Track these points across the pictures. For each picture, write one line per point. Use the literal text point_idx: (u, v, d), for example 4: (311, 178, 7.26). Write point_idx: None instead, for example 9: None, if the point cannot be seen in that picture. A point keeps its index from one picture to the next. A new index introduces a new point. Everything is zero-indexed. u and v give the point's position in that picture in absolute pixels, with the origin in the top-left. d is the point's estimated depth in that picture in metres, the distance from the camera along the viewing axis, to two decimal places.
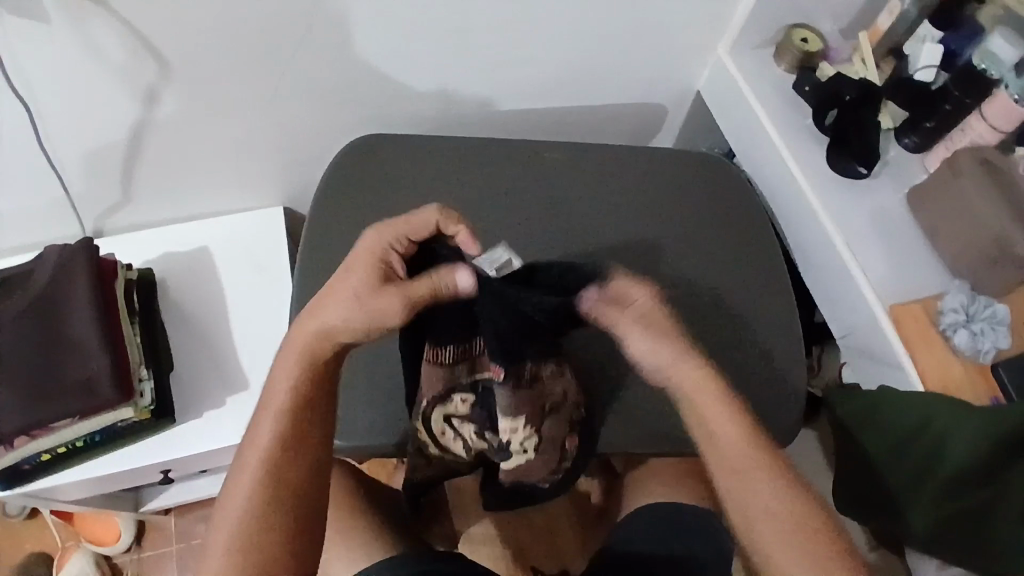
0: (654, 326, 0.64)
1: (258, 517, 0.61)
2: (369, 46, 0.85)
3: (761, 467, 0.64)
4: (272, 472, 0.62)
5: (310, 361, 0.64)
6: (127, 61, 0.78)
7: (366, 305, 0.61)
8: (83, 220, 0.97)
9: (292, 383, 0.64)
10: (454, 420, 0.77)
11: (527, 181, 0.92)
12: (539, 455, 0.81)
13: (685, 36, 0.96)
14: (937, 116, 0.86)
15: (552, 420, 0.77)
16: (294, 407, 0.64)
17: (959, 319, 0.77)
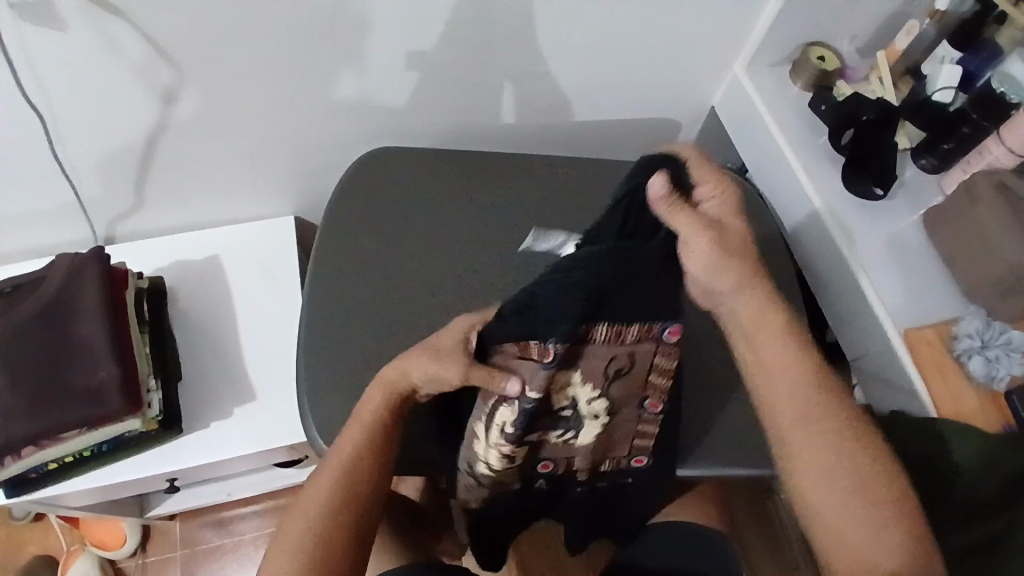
0: (726, 239, 0.64)
1: (337, 539, 0.64)
2: (384, 57, 0.85)
3: (820, 419, 0.67)
4: (352, 497, 0.66)
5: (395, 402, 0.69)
6: (141, 68, 0.78)
7: (465, 372, 0.64)
8: (94, 225, 0.97)
9: (374, 416, 0.68)
10: (495, 428, 0.67)
11: (524, 204, 0.91)
12: (617, 425, 0.72)
13: (701, 52, 0.95)
14: (955, 138, 0.85)
15: (623, 383, 0.68)
16: (377, 440, 0.68)
17: (973, 345, 0.75)
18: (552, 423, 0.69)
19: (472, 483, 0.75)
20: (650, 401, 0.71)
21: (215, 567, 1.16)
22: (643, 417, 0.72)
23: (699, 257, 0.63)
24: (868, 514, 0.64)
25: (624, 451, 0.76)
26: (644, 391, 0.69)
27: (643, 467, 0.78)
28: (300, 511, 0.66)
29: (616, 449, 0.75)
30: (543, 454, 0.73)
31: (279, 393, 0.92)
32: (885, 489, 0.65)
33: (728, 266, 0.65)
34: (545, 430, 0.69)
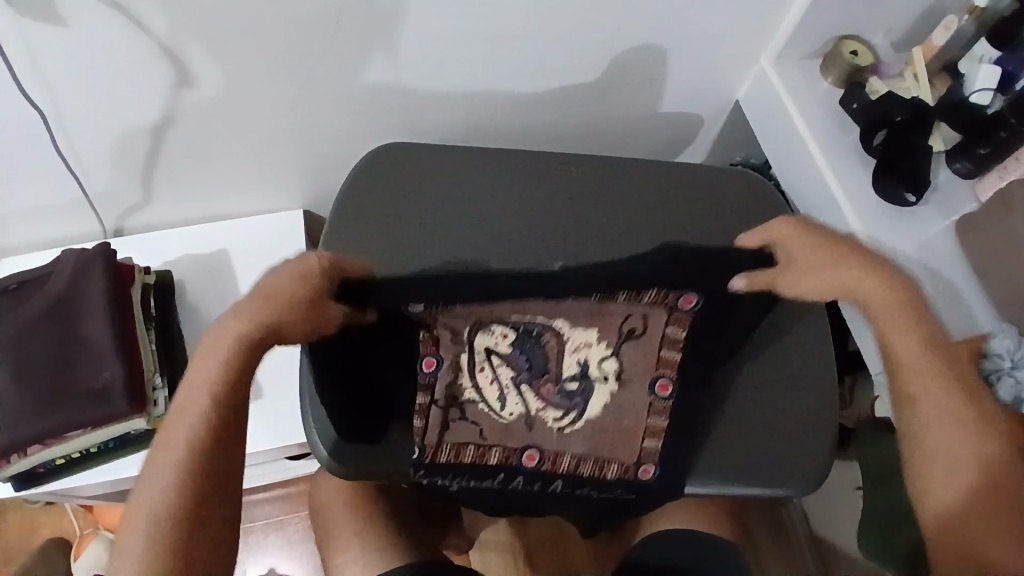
0: (803, 253, 0.72)
1: (184, 514, 0.59)
2: (395, 52, 0.82)
3: (936, 382, 0.66)
4: (193, 467, 0.61)
5: (239, 347, 0.63)
6: (145, 64, 0.75)
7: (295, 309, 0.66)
8: (102, 219, 0.96)
9: (218, 372, 0.63)
10: (496, 358, 0.76)
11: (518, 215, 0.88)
12: (616, 412, 0.76)
13: (725, 46, 0.91)
14: (992, 142, 0.79)
15: (634, 350, 0.77)
16: (221, 400, 0.63)
17: (1003, 366, 0.72)
18: (553, 391, 0.76)
19: (453, 442, 0.74)
20: (662, 383, 0.76)
21: None
22: (654, 406, 0.76)
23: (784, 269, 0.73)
24: (969, 485, 0.63)
25: (631, 460, 0.75)
26: (656, 372, 0.76)
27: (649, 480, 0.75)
28: (144, 490, 0.60)
29: (620, 448, 0.75)
30: (532, 434, 0.75)
31: (286, 392, 0.91)
32: (995, 462, 0.63)
33: (840, 266, 0.69)
34: (545, 403, 0.75)
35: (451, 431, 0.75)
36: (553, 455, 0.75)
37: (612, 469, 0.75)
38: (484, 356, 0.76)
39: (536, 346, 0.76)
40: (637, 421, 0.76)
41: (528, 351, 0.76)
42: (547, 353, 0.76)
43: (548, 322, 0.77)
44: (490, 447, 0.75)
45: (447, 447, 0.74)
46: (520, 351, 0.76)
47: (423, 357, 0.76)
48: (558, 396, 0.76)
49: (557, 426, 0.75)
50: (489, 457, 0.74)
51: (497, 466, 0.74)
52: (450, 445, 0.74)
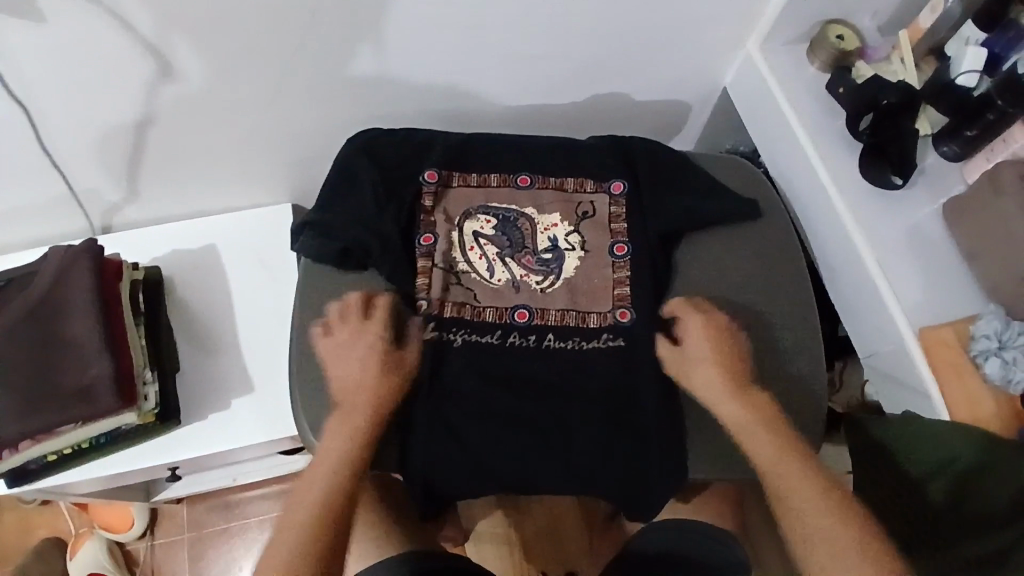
0: (693, 350, 0.78)
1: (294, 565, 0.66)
2: (378, 41, 0.81)
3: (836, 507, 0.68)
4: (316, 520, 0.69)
5: (359, 436, 0.73)
6: (126, 57, 0.75)
7: (372, 357, 0.76)
8: (89, 216, 0.96)
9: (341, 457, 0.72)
10: (482, 238, 0.85)
11: (523, 179, 0.88)
12: (586, 267, 0.84)
13: (709, 33, 0.91)
14: (979, 125, 0.80)
15: (591, 224, 0.86)
16: (341, 475, 0.71)
17: (990, 347, 0.72)
18: (532, 261, 0.85)
19: (453, 300, 0.82)
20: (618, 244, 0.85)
21: (222, 549, 1.17)
22: (616, 265, 0.84)
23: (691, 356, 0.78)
24: None
25: (607, 306, 0.82)
26: (612, 237, 0.86)
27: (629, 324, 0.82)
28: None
29: (597, 298, 0.83)
30: (518, 296, 0.83)
31: (277, 385, 0.90)
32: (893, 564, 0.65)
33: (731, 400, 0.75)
34: (527, 270, 0.84)
35: (449, 290, 0.82)
36: (540, 310, 0.82)
37: (592, 318, 0.82)
38: (468, 237, 0.85)
39: (514, 227, 0.86)
40: (605, 279, 0.84)
41: (508, 231, 0.85)
42: (522, 231, 0.85)
43: (520, 211, 0.87)
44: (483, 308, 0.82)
45: (451, 304, 0.81)
46: (502, 232, 0.85)
47: (422, 233, 0.84)
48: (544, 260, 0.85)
49: (540, 287, 0.83)
50: (484, 315, 0.82)
51: (494, 324, 0.81)
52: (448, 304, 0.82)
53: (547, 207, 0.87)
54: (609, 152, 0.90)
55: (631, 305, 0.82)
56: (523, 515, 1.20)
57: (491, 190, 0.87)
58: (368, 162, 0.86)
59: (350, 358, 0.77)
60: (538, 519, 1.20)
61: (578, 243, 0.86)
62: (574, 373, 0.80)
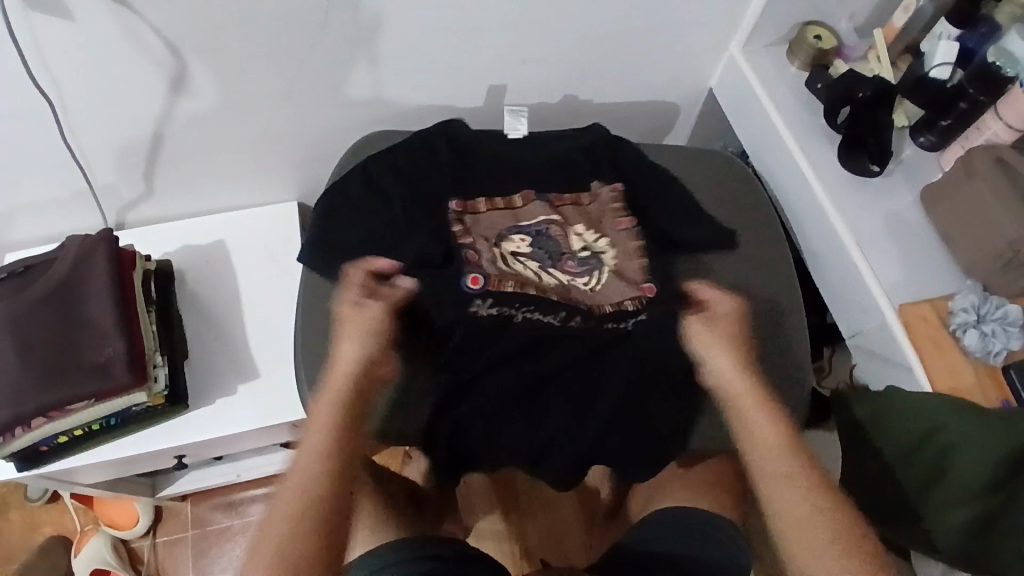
0: (717, 325, 0.79)
1: (309, 519, 0.66)
2: (382, 44, 0.86)
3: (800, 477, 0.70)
4: (323, 472, 0.68)
5: (341, 403, 0.72)
6: (148, 55, 0.80)
7: (348, 323, 0.76)
8: (104, 213, 1.00)
9: (332, 417, 0.71)
10: (518, 254, 0.83)
11: (544, 197, 0.86)
12: (623, 257, 0.84)
13: (694, 38, 0.96)
14: (954, 115, 0.84)
15: (614, 225, 0.86)
16: (336, 433, 0.71)
17: (969, 319, 0.75)
18: (573, 265, 0.83)
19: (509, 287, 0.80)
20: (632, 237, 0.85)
21: (224, 548, 1.19)
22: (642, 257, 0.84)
23: (701, 329, 0.79)
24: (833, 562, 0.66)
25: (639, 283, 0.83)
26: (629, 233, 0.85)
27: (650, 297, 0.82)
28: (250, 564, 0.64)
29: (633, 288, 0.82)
30: (558, 287, 0.82)
31: (282, 372, 0.93)
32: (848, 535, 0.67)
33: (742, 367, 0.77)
34: (572, 274, 0.83)
35: (513, 270, 0.81)
36: (569, 300, 0.81)
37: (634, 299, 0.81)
38: (514, 245, 0.83)
39: (547, 239, 0.84)
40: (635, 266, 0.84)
41: (543, 244, 0.84)
42: (554, 240, 0.84)
43: (546, 223, 0.85)
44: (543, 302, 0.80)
45: (512, 283, 0.80)
46: (537, 246, 0.84)
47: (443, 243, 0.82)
48: (584, 259, 0.84)
49: (590, 286, 0.82)
50: (549, 296, 0.80)
51: (557, 307, 0.80)
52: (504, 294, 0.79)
53: (570, 216, 0.86)
54: (595, 147, 0.90)
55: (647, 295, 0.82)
56: (523, 514, 1.21)
57: (512, 204, 0.86)
58: (375, 159, 0.88)
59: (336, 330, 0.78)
60: (540, 519, 1.21)
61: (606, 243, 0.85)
62: (538, 347, 0.80)
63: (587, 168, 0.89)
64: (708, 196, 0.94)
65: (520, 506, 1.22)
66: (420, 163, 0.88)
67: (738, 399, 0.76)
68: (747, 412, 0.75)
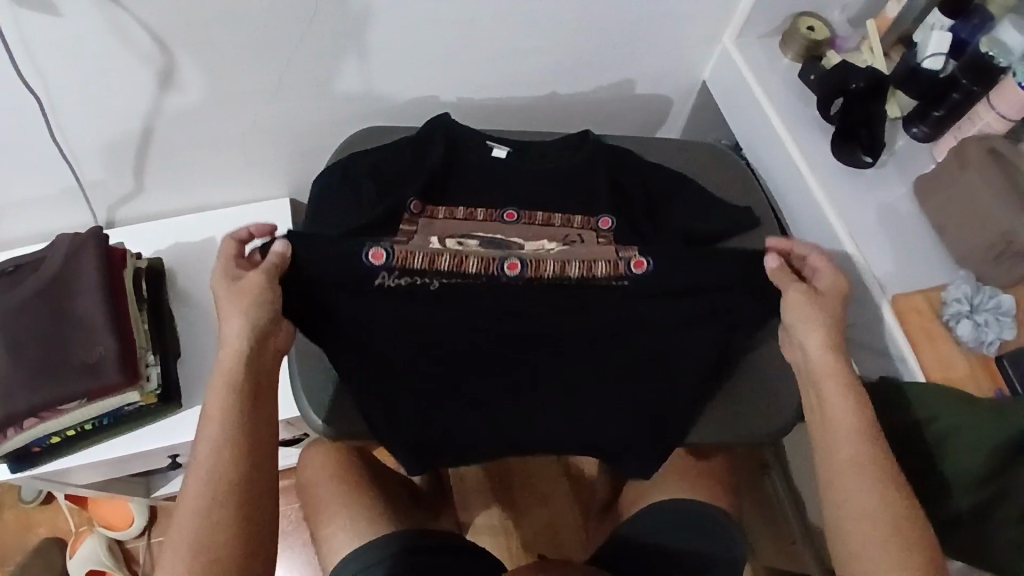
0: (825, 298, 0.72)
1: (224, 536, 0.63)
2: (374, 38, 0.85)
3: (873, 470, 0.66)
4: (223, 484, 0.64)
5: (238, 384, 0.68)
6: (136, 51, 0.79)
7: (231, 293, 0.69)
8: (94, 211, 1.00)
9: (227, 416, 0.66)
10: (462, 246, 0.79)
11: (510, 215, 0.84)
12: (586, 267, 0.79)
13: (687, 30, 0.95)
14: (946, 106, 0.84)
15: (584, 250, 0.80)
16: (238, 435, 0.66)
17: (962, 310, 0.75)
18: (518, 270, 0.77)
19: (423, 256, 0.76)
20: (634, 261, 0.78)
21: None
22: (616, 262, 0.78)
23: (799, 298, 0.72)
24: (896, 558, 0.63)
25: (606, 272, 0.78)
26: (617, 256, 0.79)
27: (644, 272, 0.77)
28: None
29: (603, 252, 0.80)
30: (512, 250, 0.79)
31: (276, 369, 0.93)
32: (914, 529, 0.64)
33: (836, 344, 0.71)
34: (515, 267, 0.77)
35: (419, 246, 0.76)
36: (535, 261, 0.78)
37: (601, 267, 0.78)
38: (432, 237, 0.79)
39: (501, 244, 0.80)
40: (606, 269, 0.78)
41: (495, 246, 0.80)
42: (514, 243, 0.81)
43: (505, 239, 0.81)
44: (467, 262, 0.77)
45: (420, 255, 0.76)
46: (487, 244, 0.80)
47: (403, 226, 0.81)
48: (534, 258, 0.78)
49: (527, 273, 0.77)
50: (468, 266, 0.77)
51: (476, 274, 0.77)
52: (422, 256, 0.76)
53: (534, 236, 0.82)
54: (595, 158, 0.86)
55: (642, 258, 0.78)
56: (520, 509, 1.22)
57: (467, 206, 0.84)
58: (362, 158, 0.87)
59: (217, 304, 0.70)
60: (537, 512, 1.21)
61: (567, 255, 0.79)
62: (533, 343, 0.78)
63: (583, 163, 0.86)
64: (715, 188, 0.94)
65: (516, 500, 1.22)
66: (405, 162, 0.86)
67: (829, 375, 0.70)
68: (824, 388, 0.70)
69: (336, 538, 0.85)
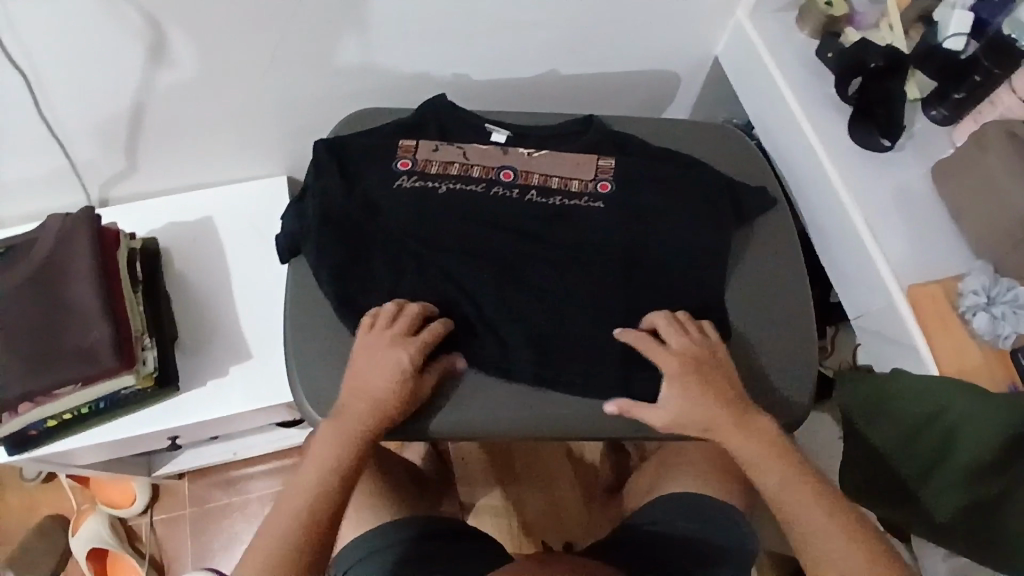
0: (678, 366, 0.73)
1: None
2: (374, 11, 0.82)
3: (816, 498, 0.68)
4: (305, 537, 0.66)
5: (358, 450, 0.70)
6: (127, 26, 0.75)
7: (401, 380, 0.71)
8: (87, 190, 0.97)
9: (332, 466, 0.69)
10: (453, 167, 0.81)
11: (507, 175, 0.82)
12: (562, 168, 0.82)
13: (699, 4, 0.91)
14: (967, 87, 0.81)
15: (558, 170, 0.82)
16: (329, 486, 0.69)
17: (979, 302, 0.73)
18: (511, 168, 0.82)
19: (441, 159, 0.82)
20: (600, 183, 0.82)
21: (224, 525, 1.19)
22: (593, 178, 0.82)
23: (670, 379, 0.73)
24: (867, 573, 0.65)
25: (585, 179, 0.82)
26: (595, 175, 0.82)
27: (608, 194, 0.81)
28: None
29: (580, 168, 0.82)
30: (507, 157, 0.83)
31: (274, 352, 0.91)
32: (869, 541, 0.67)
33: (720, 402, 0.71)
34: (511, 166, 0.82)
35: (438, 150, 0.82)
36: (524, 172, 0.82)
37: (575, 183, 0.82)
38: (441, 141, 0.83)
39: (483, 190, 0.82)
40: (581, 184, 0.82)
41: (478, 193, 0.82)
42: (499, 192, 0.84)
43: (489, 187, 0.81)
44: (473, 164, 0.82)
45: (438, 163, 0.81)
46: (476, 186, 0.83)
47: (403, 170, 0.81)
48: (524, 164, 0.82)
49: (528, 151, 0.83)
50: (472, 171, 0.81)
51: (479, 178, 0.81)
52: (438, 158, 0.82)
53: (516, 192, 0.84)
54: (599, 148, 0.84)
55: (612, 177, 0.82)
56: (523, 490, 1.21)
57: (465, 142, 0.83)
58: (356, 142, 0.83)
59: (366, 365, 0.72)
60: (540, 496, 1.21)
61: (550, 182, 0.82)
62: (541, 341, 0.76)
63: (589, 150, 0.84)
64: (725, 166, 0.90)
65: (519, 481, 1.21)
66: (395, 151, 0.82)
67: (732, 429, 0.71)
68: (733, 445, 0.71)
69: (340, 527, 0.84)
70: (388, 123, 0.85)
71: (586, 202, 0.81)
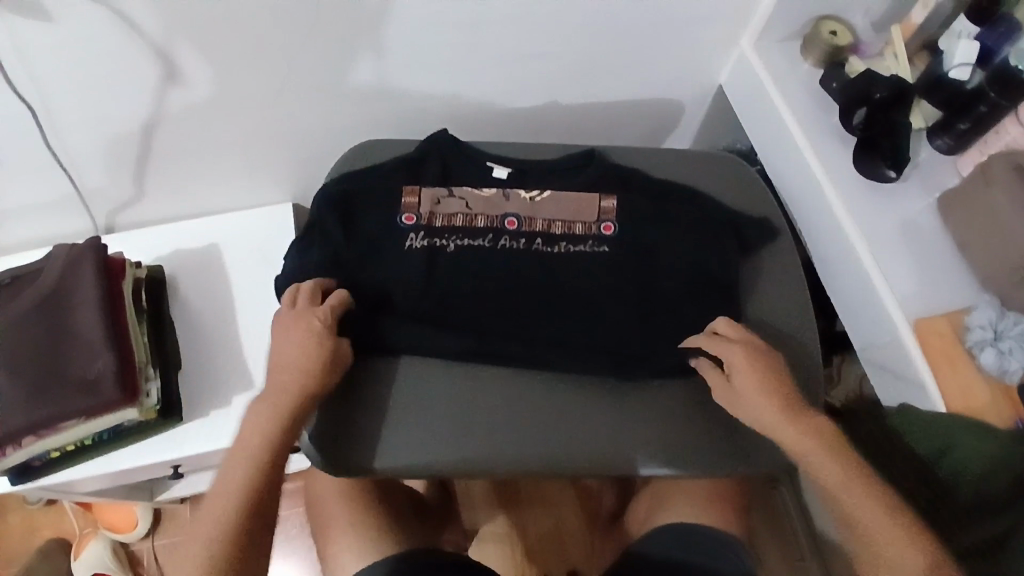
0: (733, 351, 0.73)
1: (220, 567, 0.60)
2: (382, 43, 0.82)
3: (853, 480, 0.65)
4: (248, 517, 0.63)
5: (281, 419, 0.67)
6: (132, 57, 0.76)
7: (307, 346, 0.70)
8: (93, 216, 0.98)
9: (267, 439, 0.66)
10: (456, 220, 0.81)
11: (511, 223, 0.81)
12: (566, 215, 0.81)
13: (705, 33, 0.92)
14: (971, 118, 0.80)
15: (562, 214, 0.81)
16: (268, 458, 0.66)
17: (986, 337, 0.73)
18: (516, 216, 0.81)
19: (444, 212, 0.81)
20: (604, 225, 0.81)
21: None
22: (597, 220, 0.81)
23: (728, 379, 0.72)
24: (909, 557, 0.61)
25: (588, 222, 0.81)
26: (599, 216, 0.82)
27: (611, 237, 0.81)
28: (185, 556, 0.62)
29: (583, 210, 0.82)
30: (508, 205, 0.82)
31: None
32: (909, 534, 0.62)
33: (770, 385, 0.70)
34: (515, 214, 0.81)
35: (441, 203, 0.81)
36: (529, 219, 0.81)
37: (578, 226, 0.81)
38: (444, 192, 0.81)
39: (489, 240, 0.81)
40: (586, 228, 0.81)
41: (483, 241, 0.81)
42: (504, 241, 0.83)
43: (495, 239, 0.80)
44: (476, 216, 0.81)
45: (442, 215, 0.80)
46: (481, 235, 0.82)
47: (407, 225, 0.80)
48: (527, 211, 0.81)
49: (531, 196, 0.82)
50: (476, 222, 0.81)
51: (486, 229, 0.80)
52: (442, 213, 0.81)
53: None
54: (602, 182, 0.84)
55: (616, 220, 0.81)
56: (526, 518, 1.20)
57: (464, 189, 0.82)
58: (360, 176, 0.83)
59: (280, 342, 0.71)
60: (542, 523, 1.20)
61: (554, 229, 0.81)
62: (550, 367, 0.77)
63: (595, 183, 0.84)
64: (730, 198, 0.89)
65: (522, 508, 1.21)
66: (400, 183, 0.82)
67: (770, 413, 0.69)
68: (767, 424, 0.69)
69: (341, 557, 0.84)
70: (385, 161, 0.85)
71: (592, 246, 0.80)
